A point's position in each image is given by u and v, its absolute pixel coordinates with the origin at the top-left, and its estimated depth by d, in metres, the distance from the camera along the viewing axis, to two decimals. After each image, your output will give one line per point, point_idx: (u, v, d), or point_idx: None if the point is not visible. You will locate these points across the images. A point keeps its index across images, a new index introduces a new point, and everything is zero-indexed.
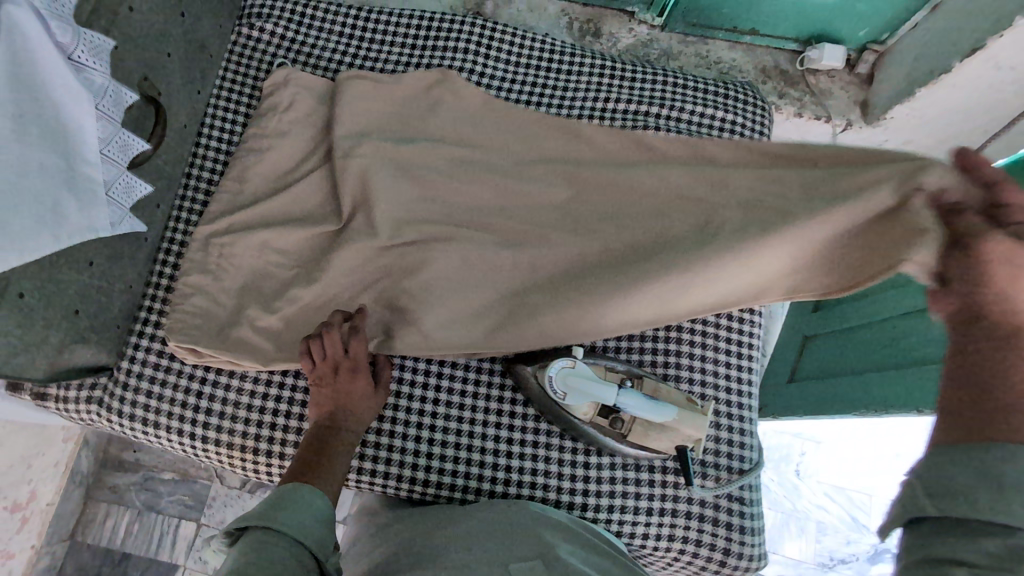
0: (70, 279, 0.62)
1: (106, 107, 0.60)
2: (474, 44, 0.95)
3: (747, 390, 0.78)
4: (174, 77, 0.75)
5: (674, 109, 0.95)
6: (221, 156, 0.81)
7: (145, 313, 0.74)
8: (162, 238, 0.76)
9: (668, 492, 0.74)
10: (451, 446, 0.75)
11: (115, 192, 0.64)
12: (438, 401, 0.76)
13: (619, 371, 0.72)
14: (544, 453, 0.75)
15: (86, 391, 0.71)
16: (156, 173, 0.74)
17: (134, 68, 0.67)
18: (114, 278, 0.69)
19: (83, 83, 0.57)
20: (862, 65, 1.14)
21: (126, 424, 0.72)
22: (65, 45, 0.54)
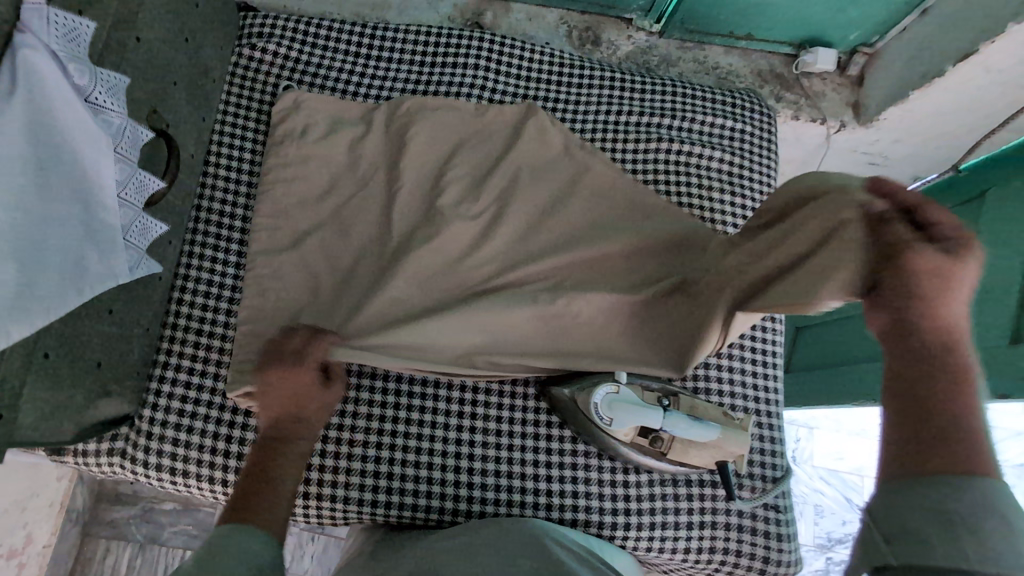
0: (91, 332, 0.59)
1: (124, 148, 0.57)
2: (482, 58, 0.93)
3: (772, 397, 0.80)
4: (180, 107, 0.71)
5: (685, 119, 0.96)
6: (233, 187, 0.78)
7: (164, 357, 0.70)
8: (177, 275, 0.73)
9: (707, 505, 0.75)
10: (491, 474, 0.74)
11: (131, 237, 0.60)
12: (475, 428, 0.75)
13: (655, 389, 0.72)
14: (584, 475, 0.75)
15: (107, 444, 0.67)
16: (167, 210, 0.70)
17: (144, 102, 0.64)
18: (133, 324, 0.65)
19: (101, 125, 0.53)
20: (853, 67, 1.16)
21: (152, 474, 0.68)
22: (82, 87, 0.51)
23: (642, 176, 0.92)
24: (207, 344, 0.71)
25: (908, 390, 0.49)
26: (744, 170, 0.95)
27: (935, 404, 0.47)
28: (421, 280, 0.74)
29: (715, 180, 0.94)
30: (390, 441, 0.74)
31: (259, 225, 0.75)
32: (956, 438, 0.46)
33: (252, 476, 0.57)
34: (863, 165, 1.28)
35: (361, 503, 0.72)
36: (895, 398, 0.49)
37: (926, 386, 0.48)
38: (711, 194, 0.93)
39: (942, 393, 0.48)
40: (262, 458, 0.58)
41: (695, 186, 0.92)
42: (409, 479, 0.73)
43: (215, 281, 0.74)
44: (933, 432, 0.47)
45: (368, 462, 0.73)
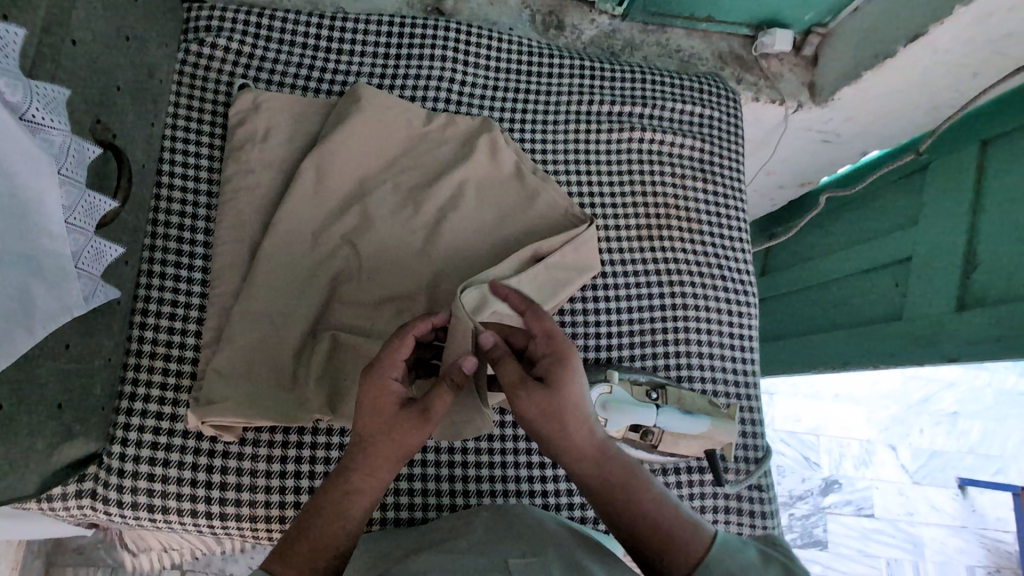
0: (50, 373, 0.54)
1: (69, 168, 0.51)
2: (450, 47, 0.89)
3: (750, 383, 0.86)
4: (125, 114, 0.65)
5: (655, 106, 0.96)
6: (190, 199, 0.73)
7: (131, 388, 0.65)
8: (137, 296, 0.68)
9: (696, 490, 0.76)
10: (487, 479, 0.76)
11: (82, 263, 0.55)
12: (467, 437, 0.76)
13: (643, 384, 0.73)
14: (575, 473, 0.78)
15: (74, 485, 0.62)
16: (121, 228, 0.65)
17: (86, 113, 0.58)
18: (93, 356, 0.60)
19: (42, 146, 0.48)
20: (808, 47, 1.19)
21: (129, 513, 0.64)
22: (15, 104, 0.45)
23: (617, 167, 0.91)
24: (177, 369, 0.67)
25: (611, 489, 0.55)
26: (715, 157, 0.96)
27: (620, 494, 0.54)
28: (403, 288, 0.72)
29: (689, 167, 0.95)
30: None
31: (223, 238, 0.71)
32: (644, 524, 0.53)
33: (323, 510, 0.54)
34: (817, 143, 1.32)
35: None
36: (603, 509, 0.55)
37: (631, 494, 0.54)
38: (684, 181, 0.93)
39: (641, 499, 0.54)
40: (333, 487, 0.55)
41: (669, 176, 0.92)
42: (405, 492, 0.73)
43: (180, 302, 0.69)
44: (635, 526, 0.53)
45: None
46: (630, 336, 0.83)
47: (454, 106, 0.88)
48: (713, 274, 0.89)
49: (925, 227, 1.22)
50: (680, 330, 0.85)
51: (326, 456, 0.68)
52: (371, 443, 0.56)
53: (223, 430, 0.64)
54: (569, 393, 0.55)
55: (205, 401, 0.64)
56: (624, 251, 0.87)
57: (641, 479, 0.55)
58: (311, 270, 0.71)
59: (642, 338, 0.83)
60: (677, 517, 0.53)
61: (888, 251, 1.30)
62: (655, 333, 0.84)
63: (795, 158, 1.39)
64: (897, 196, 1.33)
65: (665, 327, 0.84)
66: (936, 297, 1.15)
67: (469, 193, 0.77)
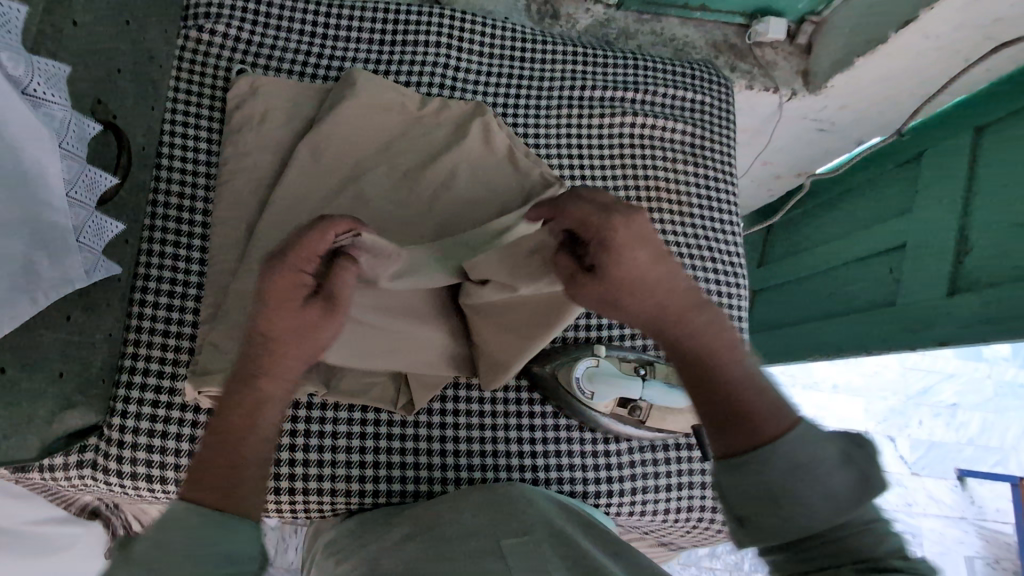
0: (52, 342, 0.56)
1: (70, 143, 0.53)
2: (445, 34, 0.90)
3: None
4: (127, 96, 0.67)
5: (648, 91, 0.97)
6: (189, 180, 0.74)
7: (131, 362, 0.67)
8: (137, 274, 0.70)
9: (685, 466, 0.79)
10: (477, 454, 0.76)
11: (85, 237, 0.57)
12: (458, 412, 0.76)
13: (631, 360, 0.77)
14: (566, 449, 0.78)
15: (75, 456, 0.64)
16: (122, 206, 0.67)
17: (88, 93, 0.59)
18: (95, 329, 0.62)
19: (43, 120, 0.50)
20: (802, 36, 1.19)
21: (128, 483, 0.66)
22: (18, 78, 0.47)
23: (609, 151, 0.93)
24: (176, 345, 0.69)
25: (696, 360, 0.55)
26: (706, 142, 0.97)
27: (713, 364, 0.53)
28: None
29: (680, 153, 0.96)
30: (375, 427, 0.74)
31: (221, 219, 0.72)
32: (727, 391, 0.52)
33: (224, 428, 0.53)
34: (813, 132, 1.33)
35: (348, 493, 0.73)
36: (693, 383, 0.55)
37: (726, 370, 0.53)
38: (676, 166, 0.95)
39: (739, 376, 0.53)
40: (230, 410, 0.54)
41: (660, 161, 0.94)
42: (395, 466, 0.74)
43: (179, 279, 0.71)
44: (724, 399, 0.52)
45: (353, 452, 0.73)
46: (619, 316, 0.80)
47: (449, 91, 0.89)
48: (702, 255, 0.91)
49: (919, 214, 1.23)
50: None
51: None
52: (272, 363, 0.55)
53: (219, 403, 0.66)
54: (633, 273, 0.54)
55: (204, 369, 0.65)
56: None
57: (731, 362, 0.54)
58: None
59: None
60: (764, 399, 0.51)
61: (882, 239, 1.31)
62: None
63: (790, 147, 1.40)
64: (892, 184, 1.34)
65: None
66: (928, 283, 1.16)
67: (462, 175, 0.79)
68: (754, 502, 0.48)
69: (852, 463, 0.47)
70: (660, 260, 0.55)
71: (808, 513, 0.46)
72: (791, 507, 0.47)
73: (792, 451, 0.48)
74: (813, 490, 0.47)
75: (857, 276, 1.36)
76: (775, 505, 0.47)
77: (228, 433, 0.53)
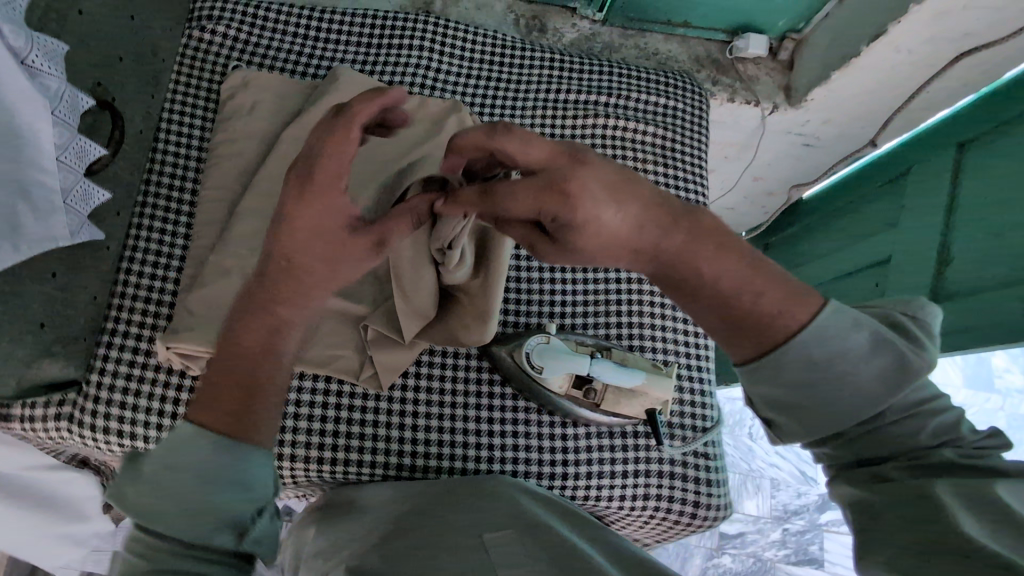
0: (33, 293, 0.61)
1: (62, 113, 0.59)
2: (429, 39, 0.96)
3: (704, 354, 0.86)
4: (127, 82, 0.74)
5: (621, 97, 1.01)
6: (180, 162, 0.81)
7: (112, 324, 0.72)
8: (126, 244, 0.75)
9: (641, 453, 0.79)
10: (436, 430, 0.77)
11: (71, 201, 0.63)
12: (419, 388, 0.78)
13: (588, 345, 0.77)
14: (524, 429, 0.78)
15: (53, 409, 0.69)
16: (114, 180, 0.73)
17: (88, 75, 0.67)
18: (80, 289, 0.68)
19: (38, 88, 0.56)
20: (784, 52, 1.23)
21: (100, 438, 0.70)
22: (18, 49, 0.54)
23: None
24: (155, 312, 0.74)
25: (672, 275, 0.51)
26: (678, 145, 1.01)
27: (688, 272, 0.50)
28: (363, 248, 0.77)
29: (652, 155, 0.99)
30: (336, 398, 0.77)
31: (207, 198, 0.78)
32: (722, 300, 0.50)
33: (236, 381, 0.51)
34: (800, 147, 1.35)
35: (306, 459, 0.74)
36: (673, 291, 0.53)
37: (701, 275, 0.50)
38: (646, 167, 0.98)
39: (723, 279, 0.50)
40: (254, 327, 0.54)
41: (632, 162, 0.97)
42: (353, 437, 0.76)
43: (164, 252, 0.76)
44: (709, 303, 0.51)
45: (314, 421, 0.76)
46: (582, 304, 0.83)
47: (430, 92, 0.95)
48: None
49: (905, 227, 1.23)
50: (636, 300, 0.84)
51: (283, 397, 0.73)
52: (285, 304, 0.55)
53: (189, 364, 0.70)
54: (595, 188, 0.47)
55: (176, 329, 0.70)
56: None
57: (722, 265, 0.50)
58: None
59: (594, 306, 0.83)
60: (765, 300, 0.49)
61: (869, 253, 1.31)
62: (608, 302, 0.83)
63: (779, 162, 1.42)
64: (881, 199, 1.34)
65: (617, 297, 0.83)
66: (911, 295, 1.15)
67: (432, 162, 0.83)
68: (781, 400, 0.48)
69: (889, 350, 0.46)
70: (618, 189, 0.48)
71: (855, 397, 0.46)
72: (820, 405, 0.47)
73: (805, 351, 0.47)
74: (841, 380, 0.46)
75: (846, 290, 1.35)
76: (798, 404, 0.47)
77: (237, 347, 0.52)
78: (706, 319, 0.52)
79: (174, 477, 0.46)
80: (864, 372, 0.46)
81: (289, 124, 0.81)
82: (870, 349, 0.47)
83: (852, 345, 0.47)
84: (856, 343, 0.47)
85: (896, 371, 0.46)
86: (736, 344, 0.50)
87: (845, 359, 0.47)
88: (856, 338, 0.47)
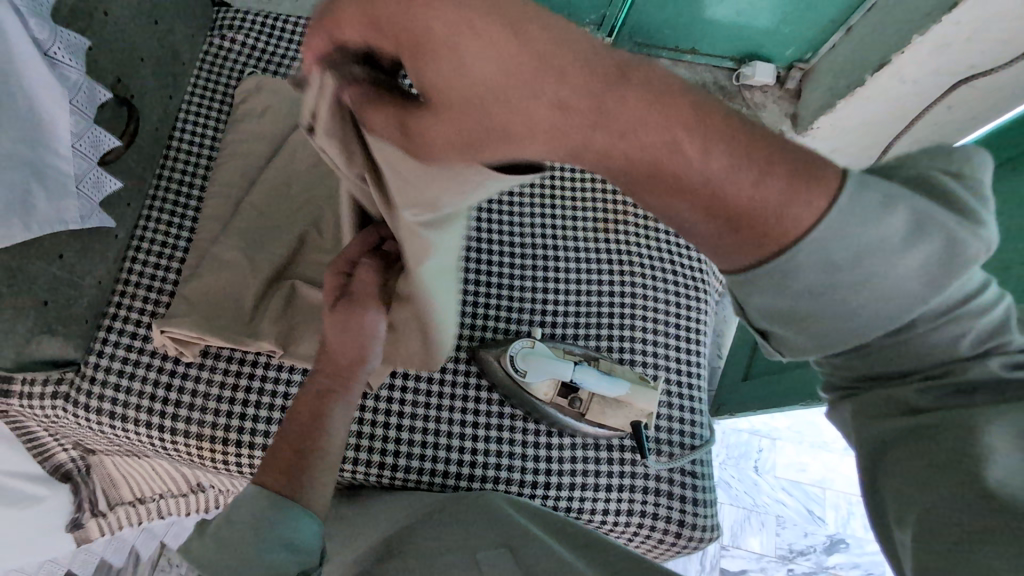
0: (41, 271, 0.65)
1: (80, 102, 0.62)
2: None
3: (695, 370, 0.84)
4: (147, 81, 0.79)
5: None
6: (192, 158, 0.84)
7: (115, 308, 0.74)
8: (134, 234, 0.78)
9: (627, 468, 0.78)
10: (420, 432, 0.77)
11: (84, 187, 0.65)
12: (406, 389, 0.78)
13: (576, 354, 0.77)
14: (508, 436, 0.78)
15: (52, 387, 0.71)
16: (127, 171, 0.77)
17: (110, 73, 0.72)
18: (84, 271, 0.70)
19: (57, 79, 0.59)
20: (792, 81, 1.24)
21: (93, 418, 0.71)
22: (42, 40, 0.58)
23: None
24: (156, 299, 0.76)
25: (636, 175, 0.34)
26: None
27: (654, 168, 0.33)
28: None
29: None
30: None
31: (214, 194, 0.81)
32: (709, 190, 0.33)
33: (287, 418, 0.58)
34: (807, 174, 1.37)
35: None
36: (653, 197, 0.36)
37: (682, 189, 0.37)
38: None
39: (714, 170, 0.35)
40: (306, 410, 0.58)
41: None
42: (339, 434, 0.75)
43: (169, 242, 0.79)
44: (696, 204, 0.34)
45: None
46: (573, 314, 0.83)
47: None
48: (675, 266, 0.87)
49: None
50: (628, 313, 0.84)
51: (271, 389, 0.74)
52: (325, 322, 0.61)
53: (184, 348, 0.72)
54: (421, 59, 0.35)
55: (172, 315, 0.72)
56: (579, 232, 0.86)
57: (708, 141, 0.33)
58: (282, 224, 0.79)
59: (586, 317, 0.83)
60: (761, 184, 0.33)
61: None
62: (600, 313, 0.83)
63: None
64: None
65: (608, 309, 0.83)
66: None
67: None
68: (778, 313, 0.37)
69: (929, 234, 0.34)
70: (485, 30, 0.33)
71: (868, 320, 0.36)
72: (835, 320, 0.36)
73: (824, 248, 0.34)
74: (872, 282, 0.35)
75: None
76: (797, 315, 0.36)
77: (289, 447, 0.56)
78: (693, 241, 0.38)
79: (239, 520, 0.51)
80: (916, 267, 0.34)
81: (296, 126, 0.84)
82: (930, 236, 0.34)
83: (899, 230, 0.34)
84: (896, 223, 0.34)
85: (943, 269, 0.34)
86: (722, 255, 0.37)
87: (888, 251, 0.34)
88: (897, 219, 0.34)
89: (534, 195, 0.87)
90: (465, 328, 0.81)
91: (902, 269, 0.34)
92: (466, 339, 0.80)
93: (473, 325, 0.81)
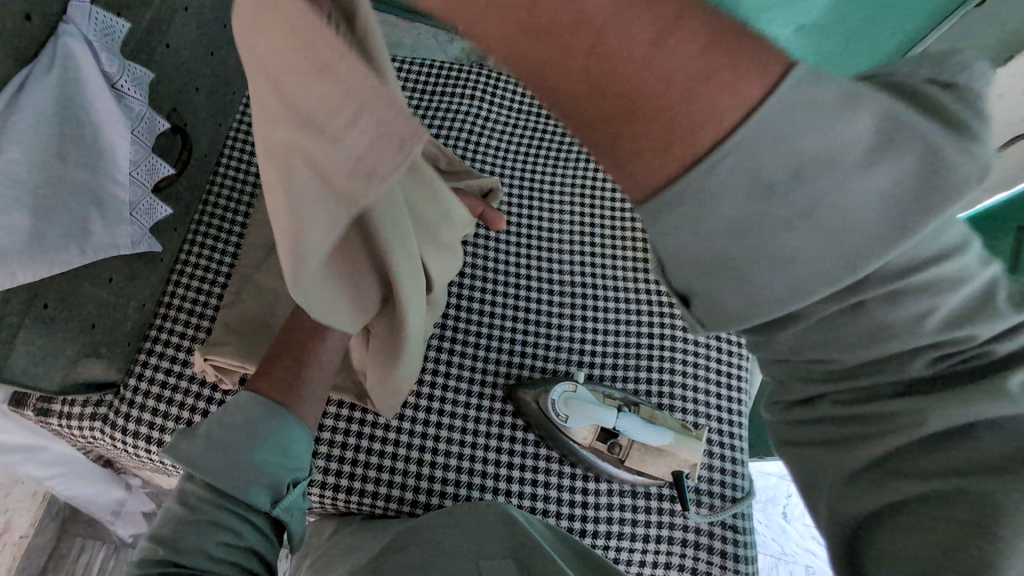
0: (87, 295, 0.64)
1: (139, 132, 0.64)
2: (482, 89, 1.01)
3: (737, 420, 0.81)
4: (199, 109, 0.81)
5: None
6: (236, 184, 0.85)
7: (156, 332, 0.75)
8: (179, 259, 0.79)
9: (665, 519, 0.75)
10: (453, 471, 0.75)
11: (138, 212, 0.67)
12: (441, 425, 0.76)
13: (616, 399, 0.75)
14: (543, 479, 0.75)
15: (90, 408, 0.71)
16: (176, 197, 0.78)
17: (166, 101, 0.73)
18: (131, 295, 0.71)
19: (122, 110, 0.61)
20: None
21: (128, 441, 0.71)
22: (110, 74, 0.59)
23: None
24: (196, 324, 0.76)
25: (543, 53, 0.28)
26: None
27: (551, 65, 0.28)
28: None
29: None
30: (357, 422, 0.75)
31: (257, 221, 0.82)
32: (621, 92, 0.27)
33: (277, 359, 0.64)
34: None
35: (322, 486, 0.73)
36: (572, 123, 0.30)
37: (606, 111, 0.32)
38: None
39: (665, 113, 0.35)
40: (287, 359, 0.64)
41: None
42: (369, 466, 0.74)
43: (212, 267, 0.80)
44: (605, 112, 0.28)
45: (334, 447, 0.74)
46: (611, 356, 0.82)
47: None
48: None
49: None
50: (667, 357, 0.82)
51: None
52: None
53: (221, 375, 0.72)
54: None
55: (214, 341, 0.72)
56: (619, 274, 0.87)
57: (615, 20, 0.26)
58: None
59: (625, 359, 0.82)
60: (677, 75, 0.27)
61: None
62: (639, 357, 0.82)
63: None
64: None
65: (647, 353, 0.82)
66: None
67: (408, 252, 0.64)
68: (694, 266, 0.29)
69: (900, 148, 0.26)
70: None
71: (820, 261, 0.27)
72: (760, 270, 0.28)
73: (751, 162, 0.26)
74: (832, 214, 0.26)
75: None
76: (724, 265, 0.28)
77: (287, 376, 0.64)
78: (603, 133, 0.29)
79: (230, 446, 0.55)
80: (884, 199, 0.26)
81: None
82: (897, 151, 0.26)
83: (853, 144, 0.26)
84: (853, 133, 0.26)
85: (917, 187, 0.26)
86: (630, 172, 0.29)
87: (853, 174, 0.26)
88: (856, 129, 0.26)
89: (573, 236, 0.88)
90: (502, 365, 0.80)
91: (860, 192, 0.26)
92: (504, 377, 0.79)
93: (512, 363, 0.80)
